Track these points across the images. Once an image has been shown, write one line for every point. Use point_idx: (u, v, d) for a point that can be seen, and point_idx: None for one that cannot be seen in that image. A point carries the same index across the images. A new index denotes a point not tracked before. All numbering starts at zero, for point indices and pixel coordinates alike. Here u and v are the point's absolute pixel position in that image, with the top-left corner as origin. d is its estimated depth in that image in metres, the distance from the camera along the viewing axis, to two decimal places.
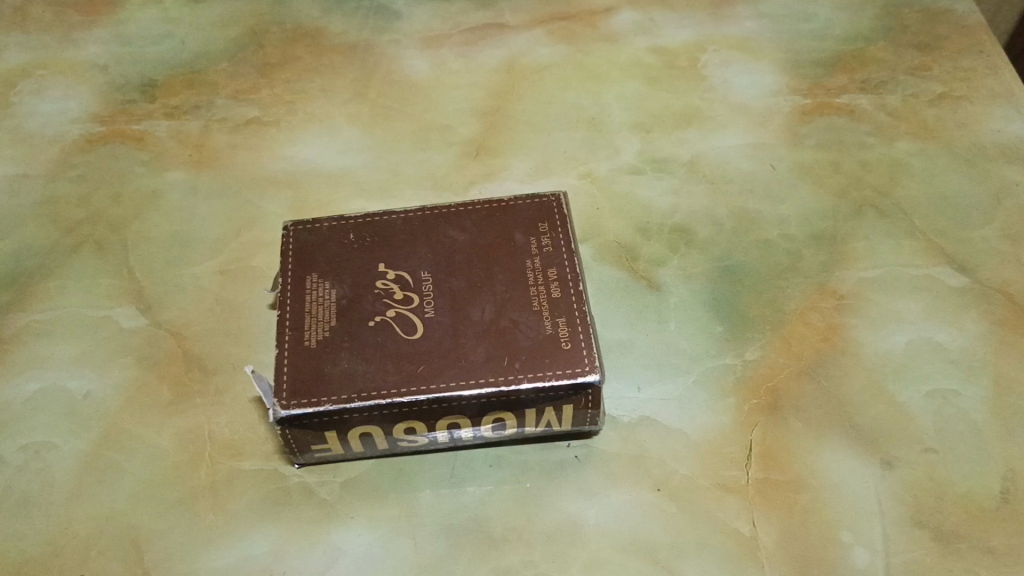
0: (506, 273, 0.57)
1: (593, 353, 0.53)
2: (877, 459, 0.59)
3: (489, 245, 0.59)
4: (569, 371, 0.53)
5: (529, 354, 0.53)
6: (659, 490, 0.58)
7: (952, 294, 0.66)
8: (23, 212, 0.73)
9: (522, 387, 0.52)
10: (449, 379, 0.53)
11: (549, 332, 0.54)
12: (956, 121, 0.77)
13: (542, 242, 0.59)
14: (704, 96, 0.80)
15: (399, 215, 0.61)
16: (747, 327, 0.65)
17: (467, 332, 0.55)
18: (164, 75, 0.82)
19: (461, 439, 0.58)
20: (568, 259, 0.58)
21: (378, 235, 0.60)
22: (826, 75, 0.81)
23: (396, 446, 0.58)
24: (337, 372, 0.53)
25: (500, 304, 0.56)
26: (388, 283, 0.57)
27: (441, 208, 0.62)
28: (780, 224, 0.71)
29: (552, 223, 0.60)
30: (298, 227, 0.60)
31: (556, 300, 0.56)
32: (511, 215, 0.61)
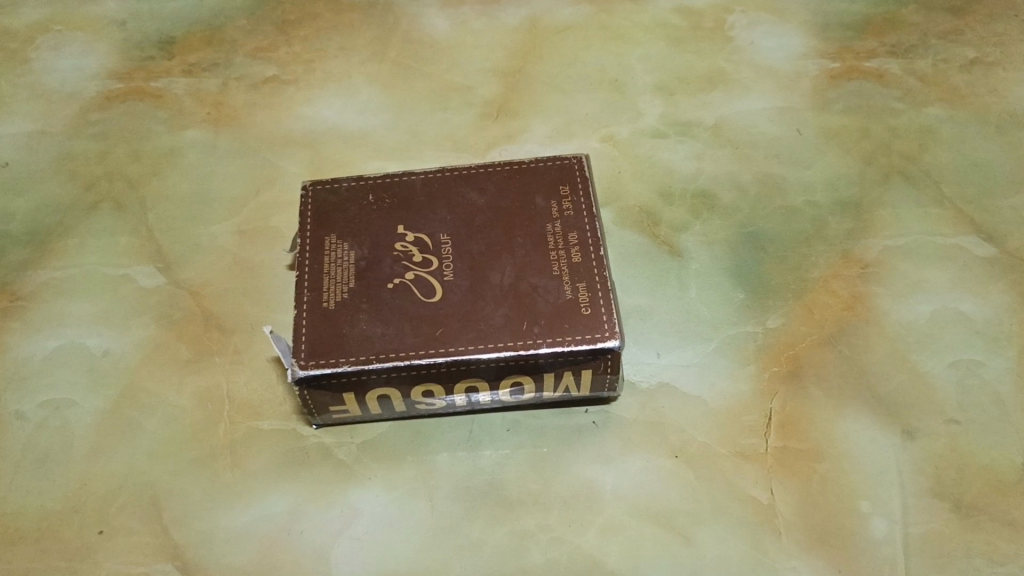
0: (526, 236, 0.57)
1: (613, 318, 0.53)
2: (898, 429, 0.58)
3: (510, 208, 0.58)
4: (589, 336, 0.52)
5: (549, 318, 0.53)
6: (676, 456, 0.58)
7: (979, 264, 0.65)
8: (42, 169, 0.73)
9: (541, 351, 0.52)
10: (468, 342, 0.52)
11: (569, 297, 0.54)
12: (988, 88, 0.75)
13: (563, 205, 0.58)
14: (729, 59, 0.79)
15: (418, 176, 0.61)
16: (769, 294, 0.64)
17: (486, 296, 0.54)
18: (182, 31, 0.82)
19: (479, 402, 0.57)
20: (590, 222, 0.57)
21: (397, 196, 0.60)
22: (856, 38, 0.79)
23: (414, 409, 0.57)
24: (356, 333, 0.53)
25: (520, 268, 0.55)
26: (407, 245, 0.57)
27: (461, 169, 0.61)
28: (805, 190, 0.70)
29: (573, 186, 0.59)
30: (317, 186, 0.60)
31: (576, 264, 0.55)
32: (532, 177, 0.60)
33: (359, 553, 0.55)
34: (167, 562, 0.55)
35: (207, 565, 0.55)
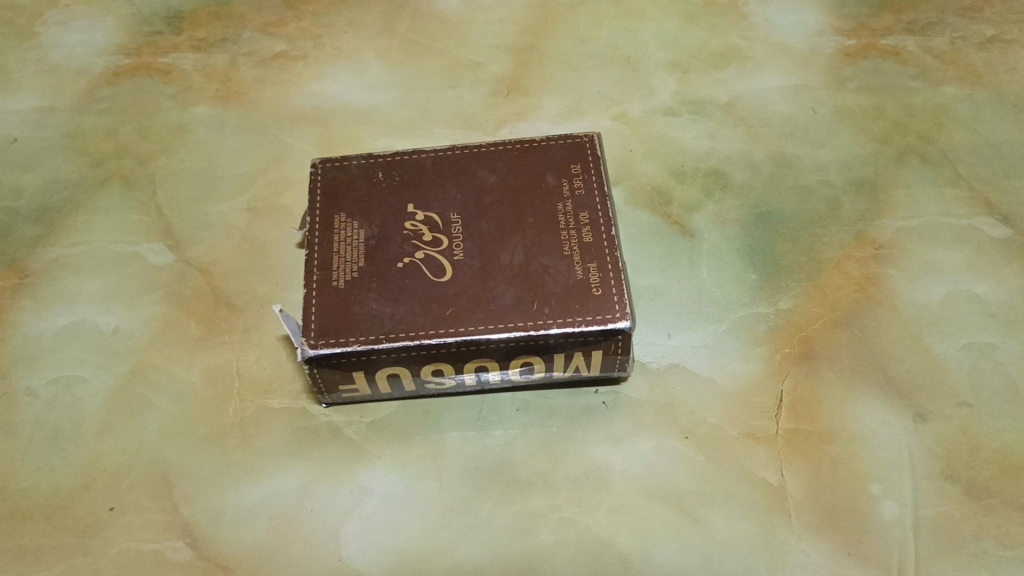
0: (536, 216, 0.56)
1: (624, 299, 0.52)
2: (910, 412, 0.58)
3: (521, 186, 0.58)
4: (600, 316, 0.52)
5: (560, 299, 0.53)
6: (687, 437, 0.58)
7: (994, 246, 0.65)
8: (50, 145, 0.72)
9: (551, 332, 0.52)
10: (477, 323, 0.52)
11: (579, 278, 0.53)
12: (1006, 66, 0.74)
13: (574, 184, 0.58)
14: (743, 36, 0.78)
15: (428, 153, 0.60)
16: (781, 275, 0.64)
17: (496, 276, 0.54)
18: (191, 6, 0.81)
19: (488, 382, 0.57)
20: (601, 201, 0.56)
21: (407, 174, 0.59)
22: (872, 15, 0.78)
23: (424, 388, 0.57)
24: (365, 313, 0.52)
25: (530, 248, 0.55)
26: (417, 224, 0.56)
27: (471, 146, 0.60)
28: (819, 170, 0.69)
29: (584, 165, 0.59)
30: (327, 164, 0.59)
31: (587, 245, 0.55)
32: (542, 156, 0.59)
33: (368, 532, 0.55)
34: (177, 539, 0.55)
35: (217, 542, 0.55)
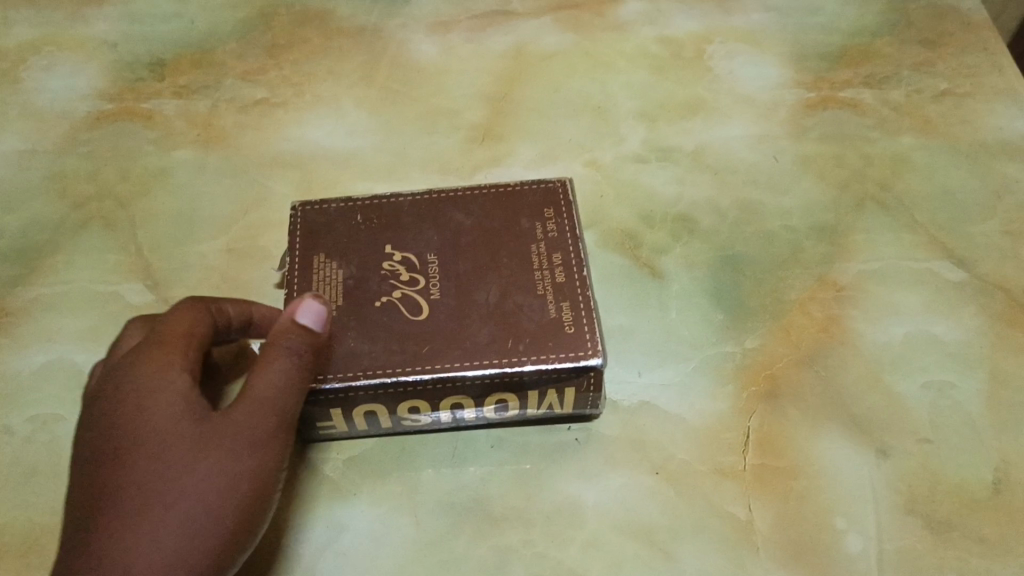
0: (511, 257, 0.58)
1: (595, 337, 0.54)
2: (873, 448, 0.60)
3: (495, 228, 0.60)
4: (573, 354, 0.53)
5: (534, 336, 0.54)
6: (657, 473, 0.59)
7: (950, 288, 0.67)
8: (32, 187, 0.73)
9: (525, 368, 0.53)
10: (453, 360, 0.53)
11: (552, 316, 0.55)
12: (958, 117, 0.78)
13: (547, 227, 0.60)
14: (709, 87, 0.81)
15: (406, 197, 0.62)
16: (747, 316, 0.66)
17: (472, 315, 0.55)
18: (174, 54, 0.83)
19: (464, 420, 0.59)
20: (573, 243, 0.59)
21: (385, 216, 0.61)
22: (831, 69, 0.82)
23: (400, 425, 0.58)
24: (343, 351, 0.54)
25: (505, 287, 0.57)
26: (394, 264, 0.58)
27: (448, 192, 0.63)
28: (782, 215, 0.72)
29: (557, 209, 0.61)
30: (305, 207, 0.61)
31: (560, 284, 0.56)
32: (516, 200, 0.61)
33: (343, 567, 0.55)
34: None
35: None
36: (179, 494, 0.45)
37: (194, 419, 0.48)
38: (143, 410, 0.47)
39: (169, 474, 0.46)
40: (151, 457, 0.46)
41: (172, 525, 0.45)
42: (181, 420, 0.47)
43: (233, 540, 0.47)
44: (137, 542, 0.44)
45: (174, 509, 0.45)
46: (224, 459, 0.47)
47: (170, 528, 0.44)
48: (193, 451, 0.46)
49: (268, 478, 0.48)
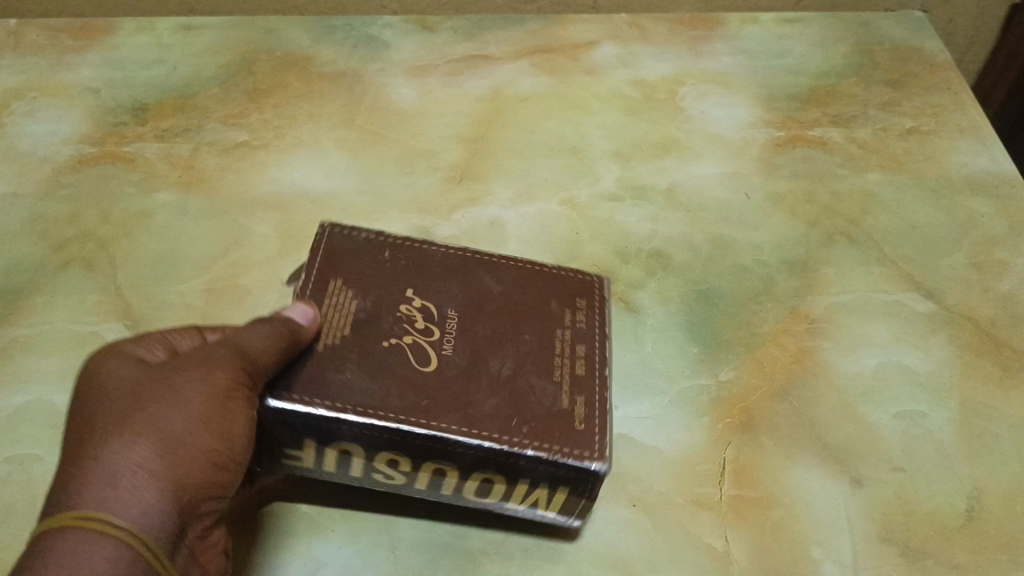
0: (532, 334, 0.57)
1: (604, 441, 0.52)
2: (847, 477, 0.60)
3: (522, 301, 0.59)
4: (577, 452, 0.51)
5: (540, 423, 0.52)
6: (634, 505, 0.59)
7: (919, 319, 0.69)
8: (12, 230, 0.74)
9: (525, 454, 0.51)
10: (452, 421, 0.51)
11: (564, 408, 0.53)
12: (924, 154, 0.80)
13: (576, 318, 0.59)
14: (681, 127, 0.83)
15: (439, 247, 0.62)
16: (722, 349, 0.67)
17: (480, 380, 0.54)
18: (156, 99, 0.85)
19: (444, 496, 0.56)
20: (600, 342, 0.58)
21: (414, 259, 0.61)
22: (799, 109, 0.84)
23: (369, 478, 0.56)
24: (338, 380, 0.52)
25: (519, 363, 0.55)
26: (412, 310, 0.57)
27: (484, 255, 0.62)
28: (755, 250, 0.73)
29: (590, 301, 0.60)
30: (334, 228, 0.61)
31: (579, 377, 0.55)
32: (550, 285, 0.61)
33: None
34: None
35: None
36: (141, 413, 0.48)
37: (155, 369, 0.51)
38: (105, 375, 0.51)
39: (123, 406, 0.48)
40: (119, 397, 0.49)
41: (123, 438, 0.46)
42: (143, 372, 0.51)
43: (207, 451, 0.48)
44: (94, 455, 0.46)
45: (125, 426, 0.47)
46: (180, 381, 0.49)
47: (122, 440, 0.46)
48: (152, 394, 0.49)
49: (228, 389, 0.49)
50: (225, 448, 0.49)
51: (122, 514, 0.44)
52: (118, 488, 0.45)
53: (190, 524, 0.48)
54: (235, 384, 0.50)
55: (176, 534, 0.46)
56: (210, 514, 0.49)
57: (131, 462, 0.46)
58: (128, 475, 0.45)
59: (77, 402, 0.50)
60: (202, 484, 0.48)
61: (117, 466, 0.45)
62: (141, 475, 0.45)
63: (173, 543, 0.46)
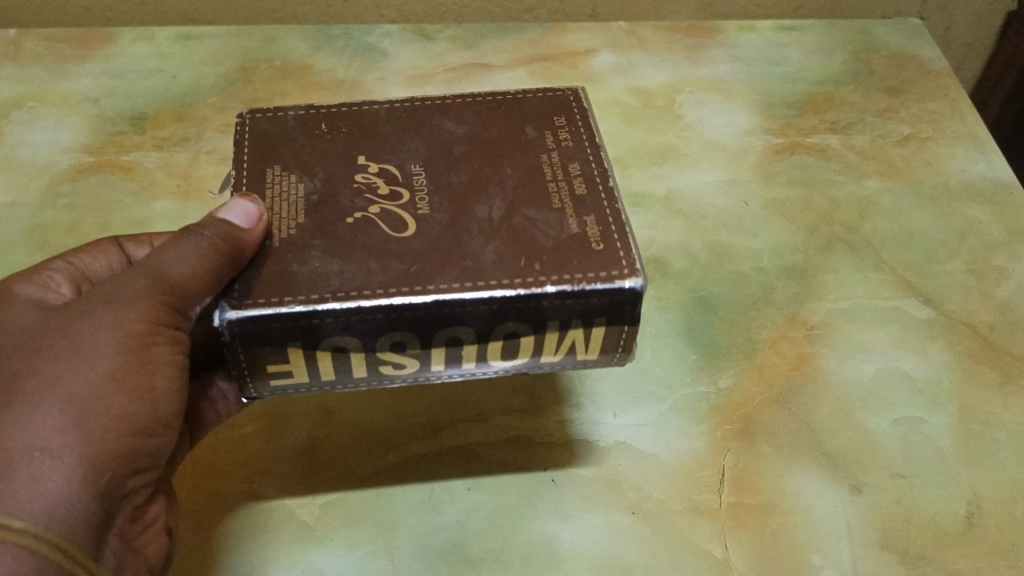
0: (517, 165, 0.52)
1: (632, 254, 0.47)
2: (846, 483, 0.60)
3: (496, 135, 0.54)
4: (605, 274, 0.46)
5: (552, 253, 0.47)
6: (633, 513, 0.59)
7: (918, 325, 0.69)
8: (12, 239, 0.74)
9: (547, 290, 0.46)
10: (451, 279, 0.46)
11: (576, 232, 0.48)
12: (921, 160, 0.80)
13: (560, 137, 0.54)
14: (679, 134, 0.83)
15: (381, 108, 0.57)
16: (721, 355, 0.67)
17: (471, 228, 0.48)
18: (155, 108, 0.85)
19: (461, 373, 0.51)
20: (590, 152, 0.53)
21: (357, 126, 0.55)
22: (797, 116, 0.84)
23: (376, 376, 0.50)
24: (306, 271, 0.46)
25: (510, 201, 0.50)
26: (370, 177, 0.52)
27: (434, 101, 0.57)
28: (753, 257, 0.73)
29: (569, 117, 0.55)
30: (257, 116, 0.55)
31: (581, 197, 0.50)
32: (521, 109, 0.56)
33: None
34: None
35: None
36: (38, 380, 0.44)
37: (58, 316, 0.47)
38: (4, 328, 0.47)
39: (18, 370, 0.44)
40: (13, 357, 0.45)
41: (20, 414, 0.43)
42: (45, 321, 0.47)
43: (121, 415, 0.45)
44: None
45: (21, 398, 0.43)
46: (85, 333, 0.45)
47: (20, 416, 0.43)
48: (52, 351, 0.45)
49: (139, 340, 0.46)
50: (143, 410, 0.46)
51: (22, 509, 0.41)
52: (15, 479, 0.42)
53: (115, 505, 0.46)
54: (149, 334, 0.46)
55: (98, 518, 0.44)
56: (138, 493, 0.48)
57: (32, 444, 0.43)
58: (29, 461, 0.42)
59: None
60: (123, 455, 0.45)
61: (15, 451, 0.42)
62: (43, 457, 0.43)
63: (95, 528, 0.44)
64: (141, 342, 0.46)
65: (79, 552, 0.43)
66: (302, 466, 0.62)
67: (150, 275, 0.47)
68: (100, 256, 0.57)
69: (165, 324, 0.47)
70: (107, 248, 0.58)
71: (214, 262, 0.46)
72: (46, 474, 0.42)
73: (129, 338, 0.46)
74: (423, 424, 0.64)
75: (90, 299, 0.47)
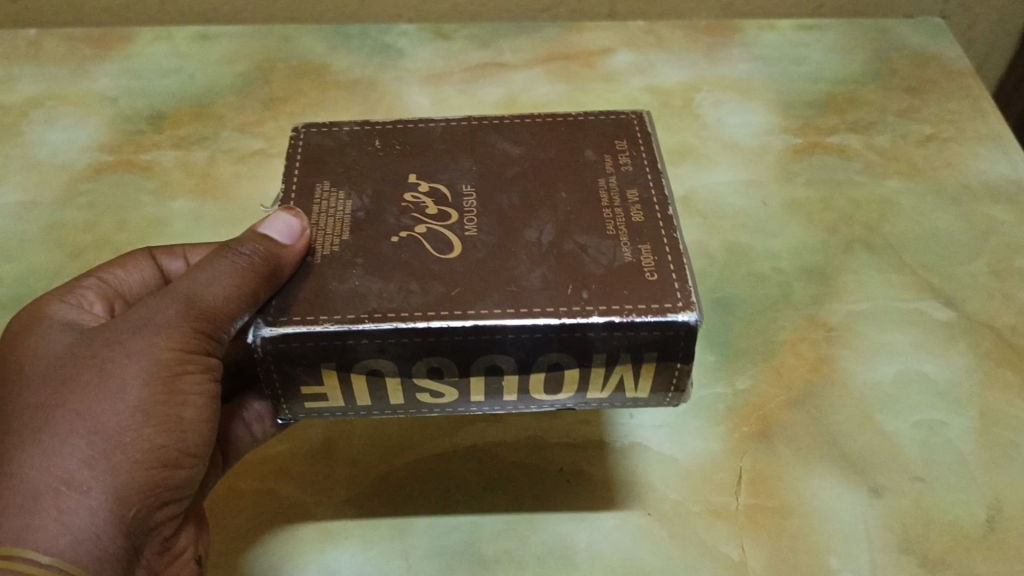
0: (572, 188, 0.52)
1: (687, 288, 0.46)
2: (865, 487, 0.60)
3: (552, 158, 0.54)
4: (658, 305, 0.45)
5: (602, 283, 0.46)
6: (650, 514, 0.59)
7: (939, 327, 0.68)
8: (31, 238, 0.75)
9: (593, 321, 0.45)
10: (494, 305, 0.45)
11: (629, 260, 0.47)
12: (943, 161, 0.79)
13: (621, 161, 0.53)
14: (697, 133, 0.83)
15: (439, 125, 0.57)
16: (739, 357, 0.66)
17: (520, 252, 0.48)
18: (173, 107, 0.85)
19: (501, 407, 0.51)
20: (652, 178, 0.52)
21: (411, 143, 0.55)
22: (817, 116, 0.83)
23: (412, 403, 0.50)
24: (344, 290, 0.46)
25: (563, 225, 0.49)
26: (419, 196, 0.52)
27: (492, 120, 0.57)
28: (772, 258, 0.73)
29: (631, 142, 0.55)
30: (311, 130, 0.56)
31: (638, 225, 0.49)
32: (583, 133, 0.56)
33: None
34: None
35: None
36: (65, 410, 0.43)
37: (88, 339, 0.46)
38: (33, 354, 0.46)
39: (46, 398, 0.43)
40: (42, 384, 0.44)
41: (47, 446, 0.42)
42: (74, 346, 0.46)
43: (149, 449, 0.44)
44: (13, 468, 0.41)
45: (48, 429, 0.42)
46: (115, 361, 0.44)
47: (47, 448, 0.42)
48: (81, 377, 0.44)
49: (170, 370, 0.45)
50: (171, 442, 0.45)
51: (47, 545, 0.40)
52: (41, 514, 0.41)
53: (142, 539, 0.45)
54: (178, 363, 0.45)
55: (125, 553, 0.43)
56: (167, 524, 0.47)
57: (59, 477, 0.41)
58: (55, 495, 0.41)
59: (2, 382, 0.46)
60: (150, 488, 0.44)
61: (41, 486, 0.41)
62: (70, 492, 0.41)
63: (121, 563, 0.43)
64: (171, 372, 0.45)
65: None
66: (337, 491, 0.60)
67: (183, 299, 0.46)
68: (132, 270, 0.57)
69: (195, 352, 0.46)
70: (140, 261, 0.58)
71: (251, 283, 0.46)
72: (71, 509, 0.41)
73: (159, 367, 0.45)
74: (464, 451, 0.62)
75: (121, 323, 0.46)
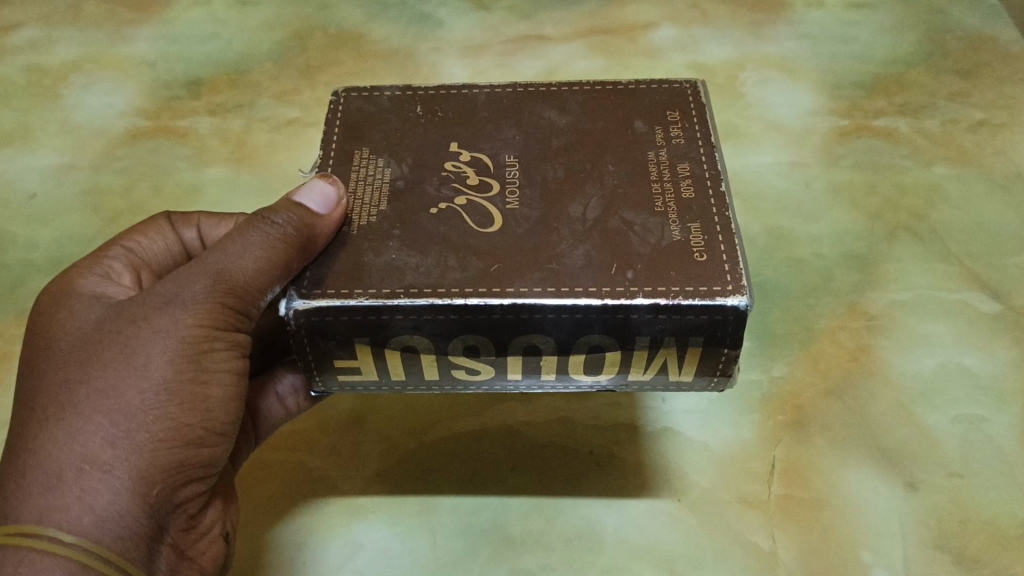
0: (622, 161, 0.51)
1: (737, 271, 0.44)
2: (901, 480, 0.58)
3: (600, 129, 0.53)
4: (707, 288, 0.43)
5: (648, 263, 0.45)
6: (679, 500, 0.58)
7: (984, 320, 0.66)
8: (68, 202, 0.75)
9: (637, 302, 0.43)
10: (535, 283, 0.44)
11: (678, 239, 0.46)
12: (994, 148, 0.77)
13: (671, 132, 0.52)
14: (740, 113, 0.81)
15: (483, 91, 0.56)
16: (776, 344, 0.65)
17: (564, 228, 0.47)
18: (210, 74, 0.85)
19: (543, 385, 0.50)
20: (704, 152, 0.50)
21: (454, 110, 0.55)
22: (865, 97, 0.81)
23: (449, 380, 0.49)
24: (380, 263, 0.46)
25: (608, 201, 0.48)
26: (460, 166, 0.51)
27: (539, 87, 0.56)
28: (813, 243, 0.71)
29: (684, 112, 0.53)
30: (352, 95, 0.55)
31: (687, 202, 0.48)
32: (633, 102, 0.54)
33: None
34: None
35: None
36: (89, 388, 0.42)
37: (116, 315, 0.45)
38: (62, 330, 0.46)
39: (72, 375, 0.43)
40: (68, 361, 0.44)
41: (70, 425, 0.42)
42: (102, 321, 0.45)
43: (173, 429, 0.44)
44: (37, 447, 0.41)
45: (71, 408, 0.42)
46: (139, 337, 0.44)
47: (69, 426, 0.42)
48: (107, 354, 0.43)
49: (196, 349, 0.45)
50: (196, 420, 0.45)
51: (69, 524, 0.40)
52: (64, 492, 0.41)
53: (166, 517, 0.45)
54: (205, 340, 0.45)
55: (148, 531, 0.43)
56: (192, 501, 0.46)
57: (82, 456, 0.41)
58: (78, 474, 0.41)
59: (30, 356, 0.46)
60: (174, 467, 0.44)
61: (64, 464, 0.41)
62: (92, 471, 0.41)
63: (145, 541, 0.43)
64: (197, 350, 0.45)
65: (130, 568, 0.42)
66: (369, 467, 0.60)
67: (211, 272, 0.46)
68: (155, 236, 0.57)
69: (222, 327, 0.46)
70: (164, 229, 0.58)
71: (279, 259, 0.45)
72: (93, 488, 0.41)
73: (186, 345, 0.44)
74: (493, 429, 0.62)
75: (147, 298, 0.45)
